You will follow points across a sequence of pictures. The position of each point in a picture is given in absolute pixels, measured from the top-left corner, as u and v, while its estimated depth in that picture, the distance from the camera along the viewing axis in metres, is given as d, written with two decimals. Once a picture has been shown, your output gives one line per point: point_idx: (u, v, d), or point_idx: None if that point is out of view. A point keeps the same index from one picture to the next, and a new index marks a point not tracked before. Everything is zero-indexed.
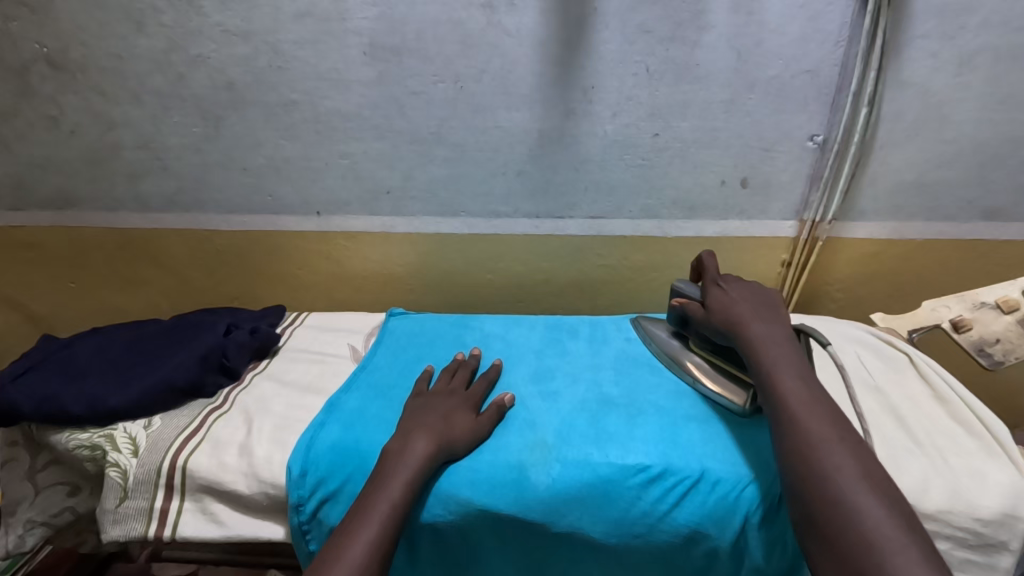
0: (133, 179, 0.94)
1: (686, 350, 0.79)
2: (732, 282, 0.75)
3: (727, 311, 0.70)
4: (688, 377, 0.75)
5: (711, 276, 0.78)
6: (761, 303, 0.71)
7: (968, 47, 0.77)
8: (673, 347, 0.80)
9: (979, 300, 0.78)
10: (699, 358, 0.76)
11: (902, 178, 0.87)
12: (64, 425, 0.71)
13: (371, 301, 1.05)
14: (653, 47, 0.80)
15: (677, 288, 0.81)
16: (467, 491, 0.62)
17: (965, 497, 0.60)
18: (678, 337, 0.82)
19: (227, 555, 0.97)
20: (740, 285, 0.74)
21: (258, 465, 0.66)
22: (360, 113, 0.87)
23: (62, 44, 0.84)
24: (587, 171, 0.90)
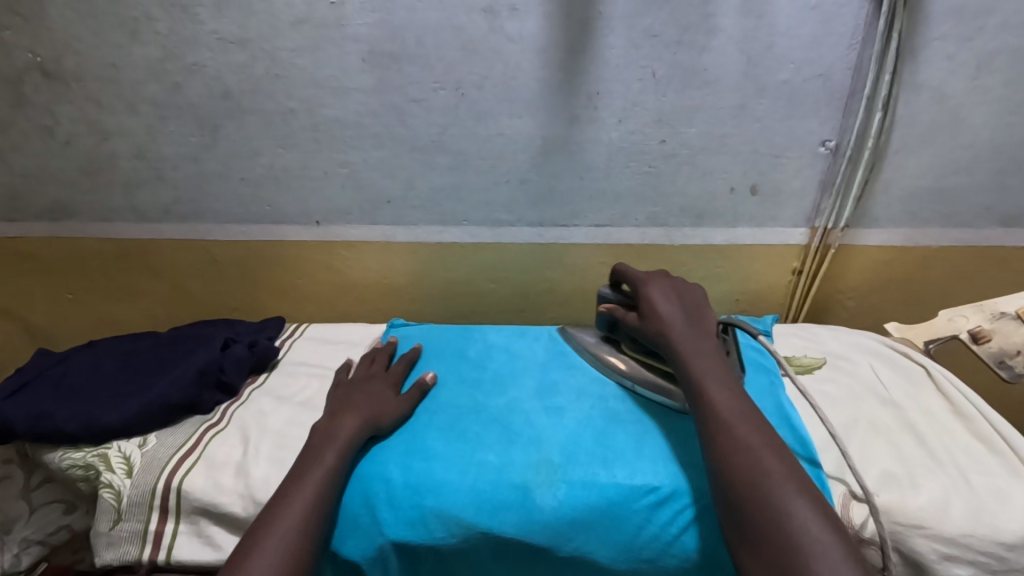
0: (130, 189, 0.93)
1: (619, 353, 0.79)
2: (657, 280, 0.74)
3: (657, 320, 0.68)
4: (625, 381, 0.75)
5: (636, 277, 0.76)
6: (688, 307, 0.70)
7: (986, 50, 0.75)
8: (603, 351, 0.80)
9: (998, 310, 0.76)
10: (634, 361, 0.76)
11: (917, 184, 0.85)
12: (58, 444, 0.70)
13: (371, 311, 1.03)
14: (660, 52, 0.78)
15: (602, 294, 0.80)
16: (469, 513, 0.60)
17: (987, 519, 0.57)
18: (609, 341, 0.81)
19: None
20: (668, 286, 0.72)
21: (255, 486, 0.65)
22: (359, 122, 0.85)
23: (56, 53, 0.82)
24: (592, 179, 0.88)
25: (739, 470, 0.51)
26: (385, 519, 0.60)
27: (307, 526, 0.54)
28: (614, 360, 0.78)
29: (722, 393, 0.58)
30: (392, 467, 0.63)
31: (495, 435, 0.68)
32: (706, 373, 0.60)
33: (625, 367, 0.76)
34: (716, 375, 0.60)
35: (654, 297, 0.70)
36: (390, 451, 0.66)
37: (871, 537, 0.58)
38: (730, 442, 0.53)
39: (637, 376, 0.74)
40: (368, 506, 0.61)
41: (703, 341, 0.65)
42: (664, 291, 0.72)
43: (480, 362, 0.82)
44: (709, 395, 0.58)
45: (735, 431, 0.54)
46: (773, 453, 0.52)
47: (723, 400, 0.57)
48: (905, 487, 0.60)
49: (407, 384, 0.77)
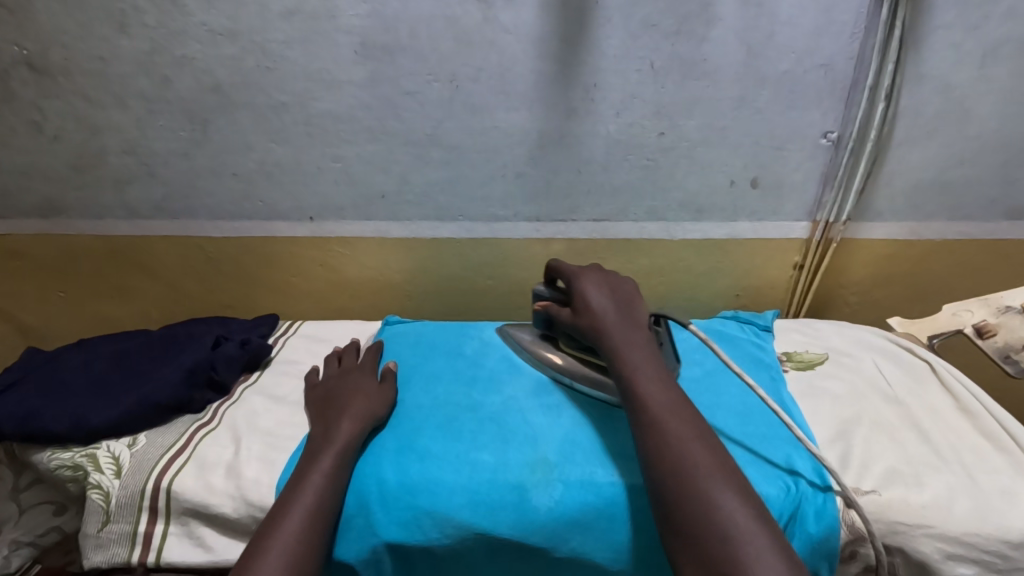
0: (120, 185, 0.91)
1: (556, 350, 0.77)
2: (589, 273, 0.71)
3: (588, 315, 0.66)
4: (564, 377, 0.74)
5: (568, 271, 0.73)
6: (621, 300, 0.67)
7: (992, 38, 0.73)
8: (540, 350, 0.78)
9: (1003, 305, 0.75)
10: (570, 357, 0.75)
11: (920, 177, 0.83)
12: (46, 444, 0.68)
13: (366, 309, 1.02)
14: (659, 43, 0.76)
15: (537, 292, 0.77)
16: (463, 514, 0.59)
17: (993, 517, 0.56)
18: (547, 339, 0.79)
19: None
20: (600, 279, 0.70)
21: (246, 486, 0.63)
22: (353, 115, 0.84)
23: (43, 46, 0.80)
24: (590, 173, 0.86)
25: (685, 465, 0.49)
26: (379, 519, 0.59)
27: (300, 530, 0.53)
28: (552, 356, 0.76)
29: (654, 385, 0.56)
30: (386, 466, 0.62)
31: (491, 434, 0.66)
32: (638, 366, 0.58)
33: (562, 363, 0.75)
34: (648, 367, 0.59)
35: (586, 291, 0.68)
36: (383, 450, 0.64)
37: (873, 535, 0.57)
38: (665, 435, 0.52)
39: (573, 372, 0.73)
40: (362, 506, 0.60)
41: (634, 334, 0.63)
42: (596, 284, 0.69)
43: (477, 359, 0.80)
44: (641, 390, 0.56)
45: (666, 425, 0.53)
46: (705, 445, 0.51)
47: (655, 393, 0.56)
48: (909, 485, 0.59)
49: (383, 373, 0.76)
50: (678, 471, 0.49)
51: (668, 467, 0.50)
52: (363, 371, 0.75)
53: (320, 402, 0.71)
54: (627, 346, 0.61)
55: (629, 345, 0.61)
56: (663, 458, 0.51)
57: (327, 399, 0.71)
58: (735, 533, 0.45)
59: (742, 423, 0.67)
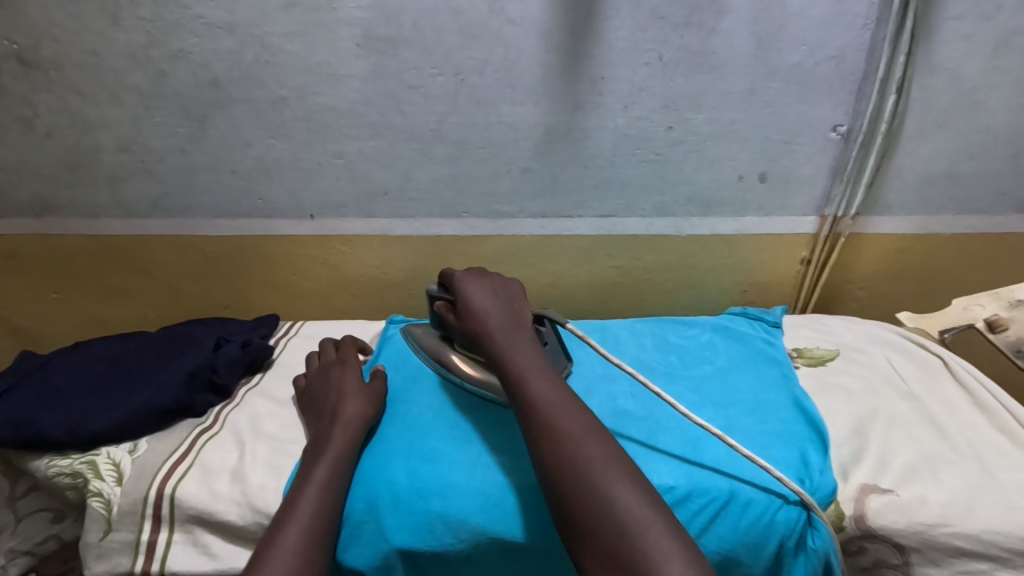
0: (115, 183, 0.89)
1: (449, 351, 0.74)
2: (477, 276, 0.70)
3: (474, 321, 0.64)
4: (457, 378, 0.71)
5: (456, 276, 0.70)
6: (506, 302, 0.66)
7: (1005, 28, 0.72)
8: (438, 351, 0.75)
9: (1016, 299, 0.75)
10: (462, 358, 0.72)
11: (930, 170, 0.83)
12: (43, 451, 0.67)
13: (369, 308, 1.00)
14: (667, 34, 0.75)
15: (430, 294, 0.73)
16: (477, 518, 0.57)
17: (1016, 513, 0.55)
18: (443, 340, 0.76)
19: None
20: (487, 281, 0.68)
21: (252, 493, 0.62)
22: (356, 110, 0.82)
23: (34, 40, 0.78)
24: (597, 168, 0.85)
25: None
26: (390, 525, 0.58)
27: (309, 540, 0.52)
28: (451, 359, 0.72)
29: (541, 385, 0.56)
30: (395, 470, 0.61)
31: (502, 434, 0.65)
32: (525, 366, 0.58)
33: (456, 364, 0.72)
34: (534, 367, 0.58)
35: (471, 294, 0.66)
36: (390, 454, 0.63)
37: (892, 534, 0.57)
38: (553, 433, 0.51)
39: (463, 372, 0.71)
40: (372, 512, 0.58)
41: (518, 336, 0.62)
42: (481, 285, 0.68)
43: None
44: (530, 387, 0.55)
45: (557, 422, 0.52)
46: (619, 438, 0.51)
47: (542, 391, 0.55)
48: (927, 482, 0.59)
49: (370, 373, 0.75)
50: (571, 467, 0.48)
51: (560, 463, 0.49)
52: (349, 366, 0.73)
53: (315, 404, 0.69)
54: (511, 346, 0.60)
55: (512, 346, 0.60)
56: (554, 454, 0.50)
57: (318, 400, 0.69)
58: None
59: (755, 420, 0.66)
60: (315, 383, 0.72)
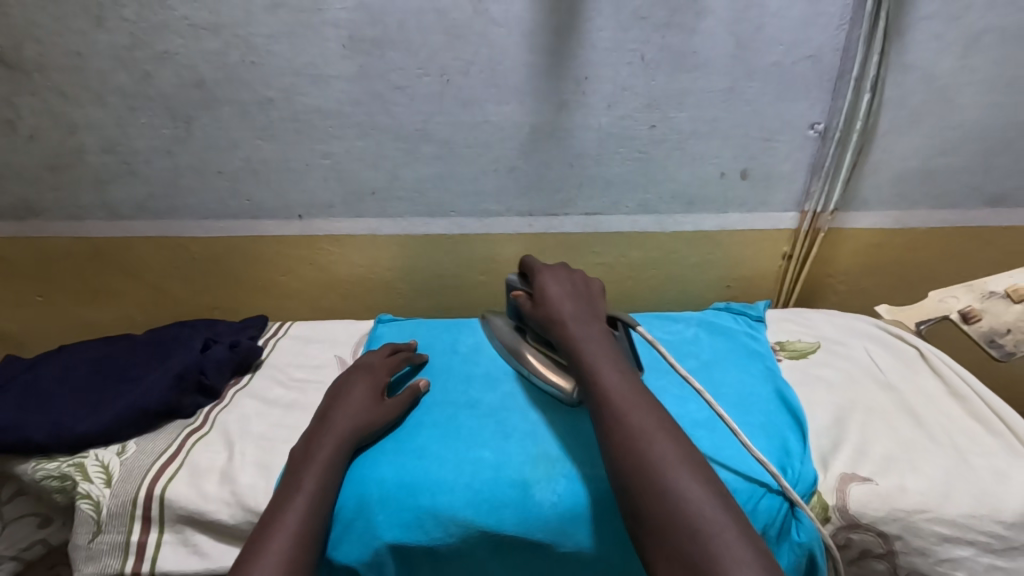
0: (100, 185, 0.88)
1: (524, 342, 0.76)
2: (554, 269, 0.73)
3: (549, 310, 0.67)
4: (524, 369, 0.73)
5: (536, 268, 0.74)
6: (582, 295, 0.69)
7: (973, 28, 0.75)
8: (512, 340, 0.78)
9: (988, 290, 0.77)
10: (533, 351, 0.74)
11: (905, 166, 0.85)
12: (29, 455, 0.66)
13: (358, 308, 1.00)
14: (649, 35, 0.76)
15: (511, 283, 0.77)
16: (467, 513, 0.58)
17: (988, 499, 0.58)
18: (519, 331, 0.79)
19: None
20: (561, 275, 0.71)
21: (242, 492, 0.62)
22: (341, 111, 0.82)
23: (15, 42, 0.78)
24: (582, 167, 0.86)
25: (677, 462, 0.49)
26: (380, 521, 0.58)
27: (304, 532, 0.53)
28: (524, 351, 0.75)
29: (614, 376, 0.57)
30: (385, 467, 0.61)
31: (490, 432, 0.66)
32: (598, 357, 0.59)
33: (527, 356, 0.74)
34: (605, 359, 0.59)
35: (548, 286, 0.69)
36: (381, 452, 0.63)
37: (871, 522, 0.58)
38: (625, 427, 0.52)
39: (532, 365, 0.73)
40: (362, 510, 0.59)
41: (591, 326, 0.64)
42: (556, 279, 0.71)
43: (471, 356, 0.80)
44: (600, 379, 0.57)
45: (627, 417, 0.53)
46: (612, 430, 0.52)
47: (616, 382, 0.56)
48: (904, 470, 0.60)
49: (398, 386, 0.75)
50: (638, 458, 0.50)
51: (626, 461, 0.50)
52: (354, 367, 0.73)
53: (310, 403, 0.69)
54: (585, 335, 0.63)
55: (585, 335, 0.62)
56: (622, 447, 0.51)
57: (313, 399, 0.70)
58: (700, 524, 0.44)
59: (739, 413, 0.68)
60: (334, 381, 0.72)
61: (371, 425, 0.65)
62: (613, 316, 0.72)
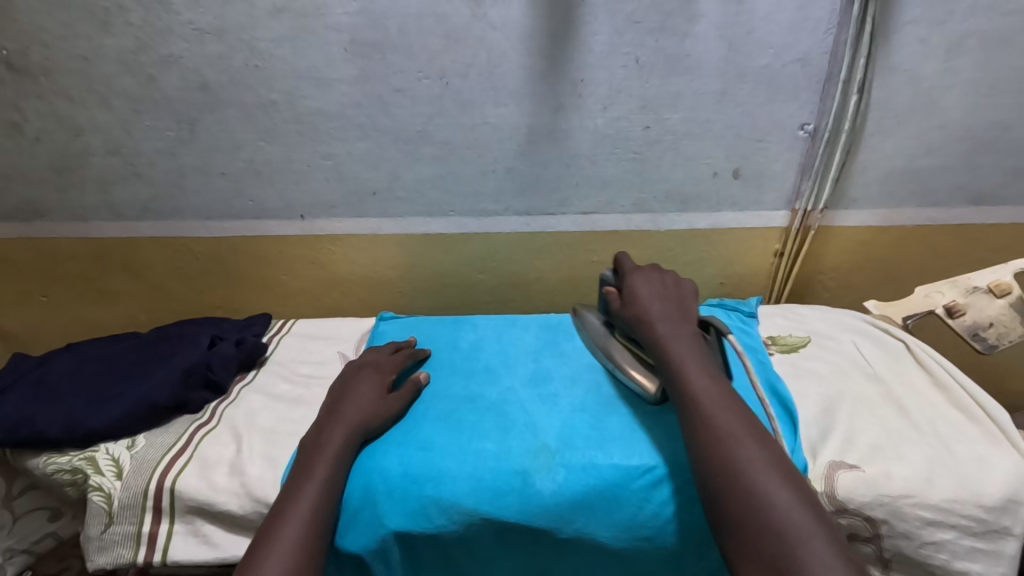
0: (105, 186, 0.90)
1: (611, 338, 0.76)
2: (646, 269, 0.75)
3: (637, 309, 0.70)
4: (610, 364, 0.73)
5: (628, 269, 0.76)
6: (672, 296, 0.71)
7: (957, 32, 0.77)
8: (600, 334, 0.77)
9: (972, 285, 0.79)
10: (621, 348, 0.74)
11: (892, 166, 0.87)
12: (41, 449, 0.68)
13: (360, 306, 1.02)
14: (643, 39, 0.78)
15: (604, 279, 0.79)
16: (469, 501, 0.60)
17: (970, 484, 0.60)
18: (607, 325, 0.78)
19: None
20: (651, 277, 0.74)
21: (251, 483, 0.64)
22: (343, 113, 0.84)
23: (22, 46, 0.79)
24: (579, 167, 0.88)
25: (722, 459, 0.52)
26: (385, 510, 0.60)
27: (314, 520, 0.55)
28: (611, 347, 0.75)
29: (701, 382, 0.59)
30: (389, 458, 0.63)
31: (491, 425, 0.68)
32: (684, 362, 0.61)
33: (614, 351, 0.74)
34: (692, 363, 0.61)
35: (638, 286, 0.72)
36: (387, 445, 0.65)
37: (858, 508, 0.60)
38: (713, 430, 0.54)
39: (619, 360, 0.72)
40: (368, 500, 0.61)
41: (682, 328, 0.66)
42: (646, 280, 0.73)
43: (471, 353, 0.82)
44: (685, 384, 0.59)
45: (714, 421, 0.55)
46: None
47: (705, 387, 0.58)
48: (890, 459, 0.63)
49: (403, 382, 0.76)
50: (727, 464, 0.51)
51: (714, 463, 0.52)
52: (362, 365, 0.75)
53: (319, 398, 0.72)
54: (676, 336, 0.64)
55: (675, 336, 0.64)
56: (709, 451, 0.53)
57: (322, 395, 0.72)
58: None
59: None
60: (341, 378, 0.74)
61: (376, 419, 0.67)
62: (705, 322, 0.73)
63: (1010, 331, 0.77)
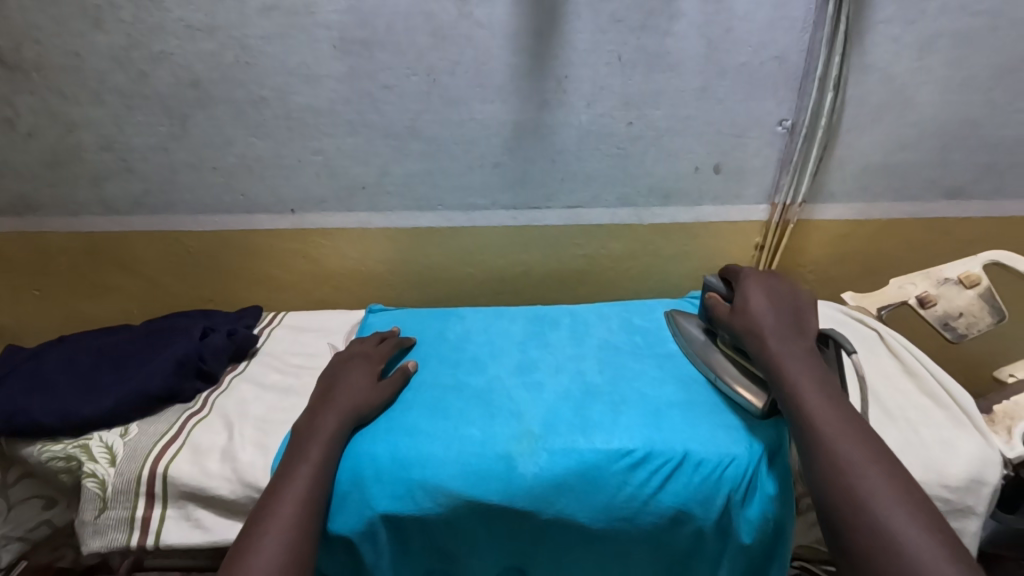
0: (97, 181, 0.91)
1: (713, 347, 0.77)
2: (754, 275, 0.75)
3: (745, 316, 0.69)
4: (711, 373, 0.73)
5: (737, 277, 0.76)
6: (789, 306, 0.70)
7: (928, 31, 0.80)
8: (700, 341, 0.78)
9: (943, 277, 0.82)
10: (724, 357, 0.74)
11: (868, 161, 0.90)
12: (36, 438, 0.69)
13: (351, 299, 1.04)
14: (625, 37, 0.81)
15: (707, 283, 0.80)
16: (454, 484, 0.62)
17: (936, 466, 0.63)
18: (708, 333, 0.79)
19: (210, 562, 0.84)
20: (765, 283, 0.73)
21: (242, 469, 0.66)
22: (333, 109, 0.86)
23: (14, 43, 0.80)
24: (563, 163, 0.91)
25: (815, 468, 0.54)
26: (373, 493, 0.62)
27: (309, 501, 0.57)
28: (715, 357, 0.75)
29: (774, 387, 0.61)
30: (378, 444, 0.65)
31: (478, 412, 0.70)
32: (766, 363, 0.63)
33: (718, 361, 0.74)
34: (786, 367, 0.62)
35: (749, 292, 0.71)
36: (376, 431, 0.67)
37: None
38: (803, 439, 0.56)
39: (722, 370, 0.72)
40: (357, 483, 0.63)
41: (773, 330, 0.66)
42: (757, 285, 0.73)
43: (459, 343, 0.84)
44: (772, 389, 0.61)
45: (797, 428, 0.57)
46: None
47: (787, 397, 0.59)
48: None
49: (392, 369, 0.78)
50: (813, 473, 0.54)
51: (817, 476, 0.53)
52: (360, 355, 0.77)
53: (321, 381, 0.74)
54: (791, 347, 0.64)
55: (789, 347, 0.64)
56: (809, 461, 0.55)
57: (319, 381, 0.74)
58: None
59: (712, 393, 0.72)
60: (334, 366, 0.76)
61: (366, 407, 0.69)
62: (825, 333, 0.68)
63: (978, 321, 0.79)
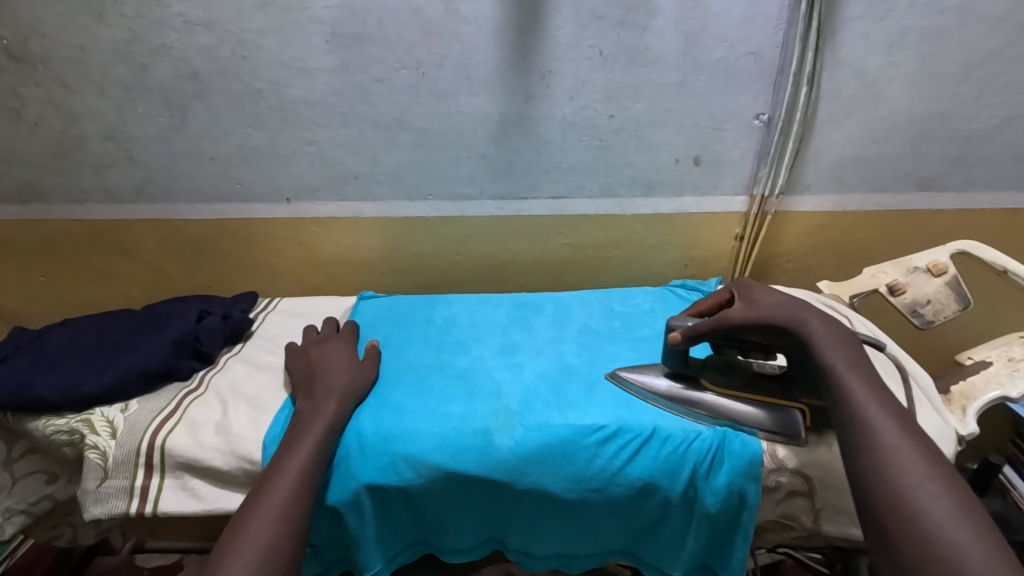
0: (100, 170, 0.95)
1: (699, 390, 0.70)
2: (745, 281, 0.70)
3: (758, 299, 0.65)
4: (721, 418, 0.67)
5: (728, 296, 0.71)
6: None
7: (897, 28, 0.82)
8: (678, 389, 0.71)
9: (913, 265, 0.85)
10: (722, 397, 0.69)
11: (842, 153, 0.93)
12: (38, 413, 0.72)
13: (344, 286, 1.08)
14: (606, 32, 0.84)
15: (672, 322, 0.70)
16: (435, 456, 0.66)
17: None
18: (678, 379, 0.72)
19: (199, 544, 0.97)
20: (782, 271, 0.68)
21: (235, 442, 0.69)
22: (326, 101, 0.89)
23: (22, 36, 0.84)
24: (548, 154, 0.94)
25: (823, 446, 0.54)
26: (359, 466, 0.65)
27: (303, 471, 0.60)
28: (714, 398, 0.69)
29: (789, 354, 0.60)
30: (366, 421, 0.69)
31: (461, 390, 0.74)
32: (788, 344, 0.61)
33: (721, 401, 0.68)
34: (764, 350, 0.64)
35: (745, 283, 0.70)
36: (363, 409, 0.71)
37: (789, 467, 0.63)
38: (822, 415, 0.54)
39: (733, 409, 0.67)
40: (345, 457, 0.66)
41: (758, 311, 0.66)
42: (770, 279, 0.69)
43: (445, 327, 0.88)
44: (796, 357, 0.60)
45: None
46: None
47: None
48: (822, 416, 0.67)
49: (367, 352, 0.81)
50: None
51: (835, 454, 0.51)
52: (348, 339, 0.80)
53: (308, 365, 0.76)
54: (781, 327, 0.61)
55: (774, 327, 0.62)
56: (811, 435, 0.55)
57: (312, 365, 0.76)
58: None
59: None
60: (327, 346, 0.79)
61: (357, 386, 0.72)
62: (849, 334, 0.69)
63: (944, 308, 0.81)
